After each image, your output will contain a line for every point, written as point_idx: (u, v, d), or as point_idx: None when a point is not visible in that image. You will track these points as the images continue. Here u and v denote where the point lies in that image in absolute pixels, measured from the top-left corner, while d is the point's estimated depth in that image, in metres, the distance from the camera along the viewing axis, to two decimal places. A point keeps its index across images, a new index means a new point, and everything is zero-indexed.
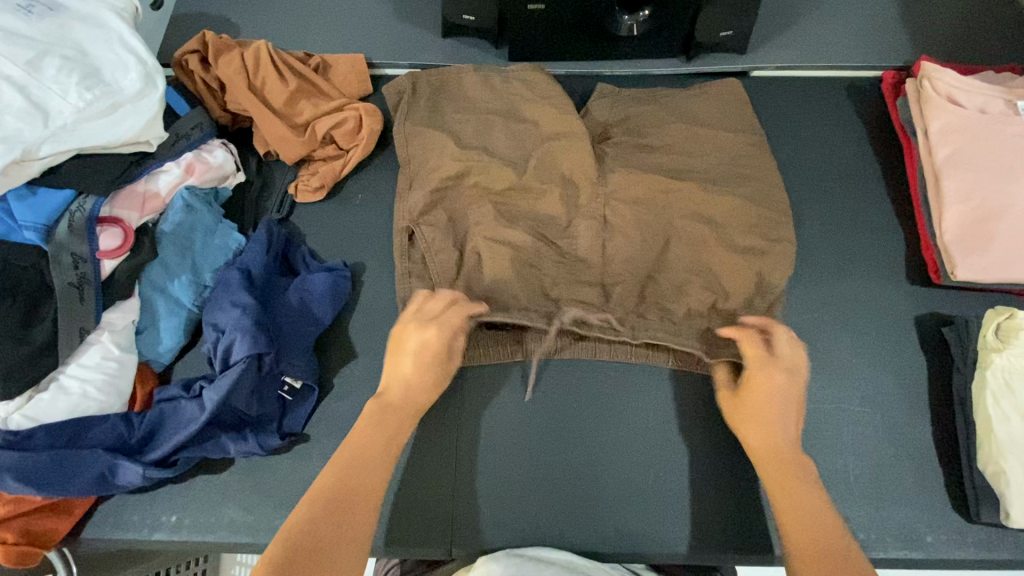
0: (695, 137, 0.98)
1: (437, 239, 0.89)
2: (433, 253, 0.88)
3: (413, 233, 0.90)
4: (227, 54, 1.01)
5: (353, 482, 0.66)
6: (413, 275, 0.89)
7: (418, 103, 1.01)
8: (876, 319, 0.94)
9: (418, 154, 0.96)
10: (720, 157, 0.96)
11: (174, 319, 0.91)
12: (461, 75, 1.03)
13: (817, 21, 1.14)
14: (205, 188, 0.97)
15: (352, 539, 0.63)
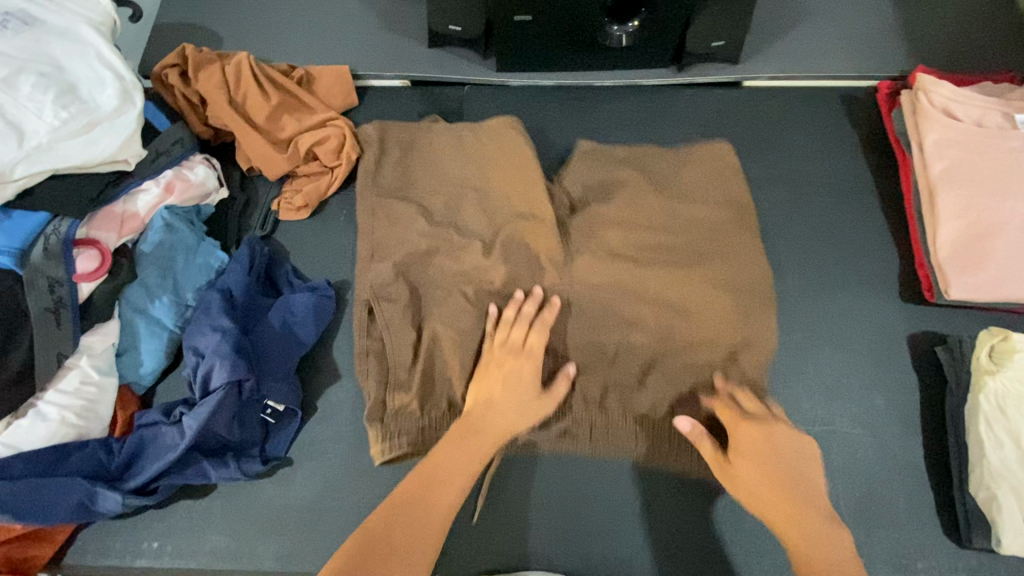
0: (671, 209, 0.95)
1: (397, 315, 0.87)
2: (393, 330, 0.87)
3: (373, 307, 0.88)
4: (207, 68, 0.99)
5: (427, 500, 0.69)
6: (371, 353, 0.87)
7: (385, 169, 0.98)
8: (869, 337, 0.93)
9: (386, 220, 0.94)
10: (697, 231, 0.92)
11: (155, 341, 0.90)
12: (432, 136, 1.01)
13: (812, 28, 1.12)
14: (186, 206, 0.96)
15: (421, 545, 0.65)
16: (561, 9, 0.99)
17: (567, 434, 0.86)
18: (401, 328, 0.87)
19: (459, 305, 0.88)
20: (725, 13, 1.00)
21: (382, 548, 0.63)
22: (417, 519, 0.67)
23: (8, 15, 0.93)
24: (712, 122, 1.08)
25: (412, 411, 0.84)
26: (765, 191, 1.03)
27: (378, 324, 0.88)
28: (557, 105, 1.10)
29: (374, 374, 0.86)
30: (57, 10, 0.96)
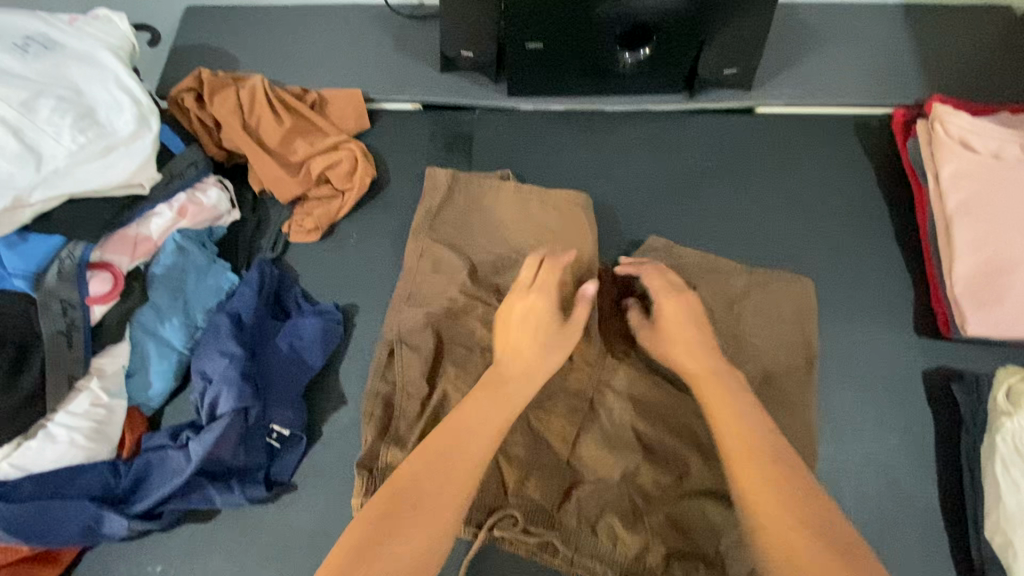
0: (728, 299, 0.93)
1: (415, 365, 0.87)
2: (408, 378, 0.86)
3: (396, 351, 0.88)
4: (223, 92, 1.01)
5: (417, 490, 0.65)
6: (381, 395, 0.86)
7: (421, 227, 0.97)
8: (882, 372, 0.91)
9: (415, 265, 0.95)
10: (726, 325, 0.91)
11: (164, 362, 0.90)
12: (465, 188, 1.00)
13: (825, 56, 1.11)
14: (198, 229, 0.97)
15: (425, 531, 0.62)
16: (571, 34, 0.98)
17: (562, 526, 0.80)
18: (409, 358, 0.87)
19: (465, 350, 0.89)
20: (738, 41, 0.99)
21: (392, 519, 0.62)
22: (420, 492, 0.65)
23: (29, 40, 0.95)
24: (723, 149, 1.08)
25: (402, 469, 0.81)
26: (775, 221, 1.02)
27: (395, 367, 0.88)
28: (568, 130, 1.11)
29: (379, 402, 0.86)
30: (77, 35, 0.98)
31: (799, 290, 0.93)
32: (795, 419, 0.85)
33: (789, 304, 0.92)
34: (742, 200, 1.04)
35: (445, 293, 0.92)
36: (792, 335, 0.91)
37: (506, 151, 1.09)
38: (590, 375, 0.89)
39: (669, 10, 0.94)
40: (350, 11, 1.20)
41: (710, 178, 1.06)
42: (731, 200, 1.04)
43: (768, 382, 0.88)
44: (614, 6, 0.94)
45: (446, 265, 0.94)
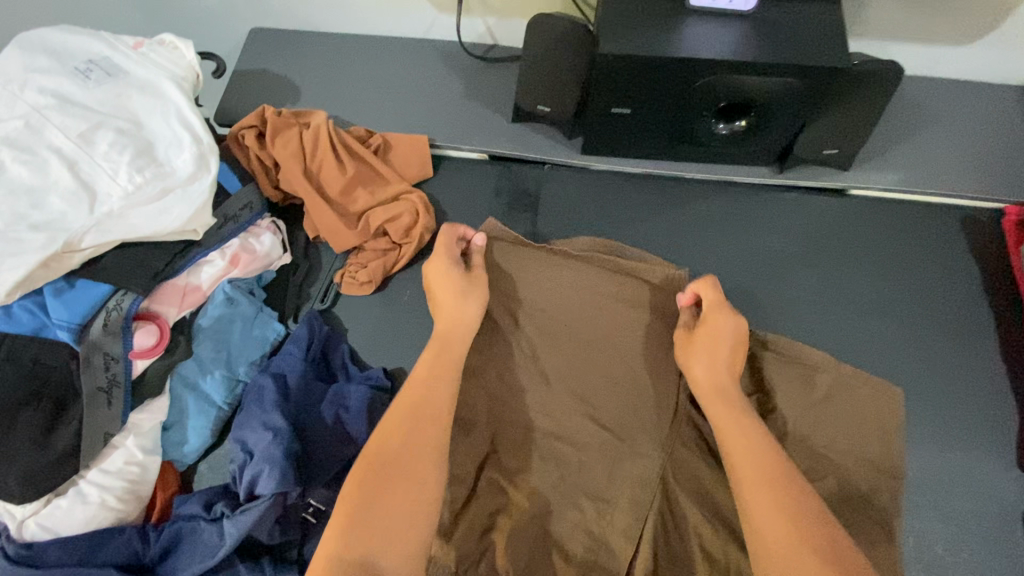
0: (813, 397, 0.84)
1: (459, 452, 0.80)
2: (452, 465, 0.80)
3: None
4: (285, 133, 0.96)
5: (387, 479, 0.60)
6: None
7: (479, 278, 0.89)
8: (976, 506, 0.82)
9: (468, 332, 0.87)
10: (802, 423, 0.83)
11: (202, 418, 0.86)
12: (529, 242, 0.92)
13: (933, 136, 1.02)
14: (248, 277, 0.92)
15: (412, 496, 0.60)
16: (662, 107, 0.89)
17: None
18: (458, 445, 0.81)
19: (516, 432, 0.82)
20: (842, 120, 0.90)
21: (369, 497, 0.59)
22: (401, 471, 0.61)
23: (91, 64, 0.91)
24: (813, 233, 0.99)
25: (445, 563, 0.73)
26: (866, 321, 0.93)
27: None
28: (643, 196, 1.03)
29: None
30: (141, 61, 0.93)
31: (890, 400, 0.82)
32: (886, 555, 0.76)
33: (881, 414, 0.82)
34: (830, 292, 0.95)
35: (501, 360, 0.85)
36: (881, 454, 0.81)
37: (575, 213, 1.02)
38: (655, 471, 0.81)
39: (782, 87, 0.83)
40: (421, 46, 1.14)
41: (797, 264, 0.97)
42: (817, 292, 0.95)
43: (856, 507, 0.79)
44: (721, 82, 0.83)
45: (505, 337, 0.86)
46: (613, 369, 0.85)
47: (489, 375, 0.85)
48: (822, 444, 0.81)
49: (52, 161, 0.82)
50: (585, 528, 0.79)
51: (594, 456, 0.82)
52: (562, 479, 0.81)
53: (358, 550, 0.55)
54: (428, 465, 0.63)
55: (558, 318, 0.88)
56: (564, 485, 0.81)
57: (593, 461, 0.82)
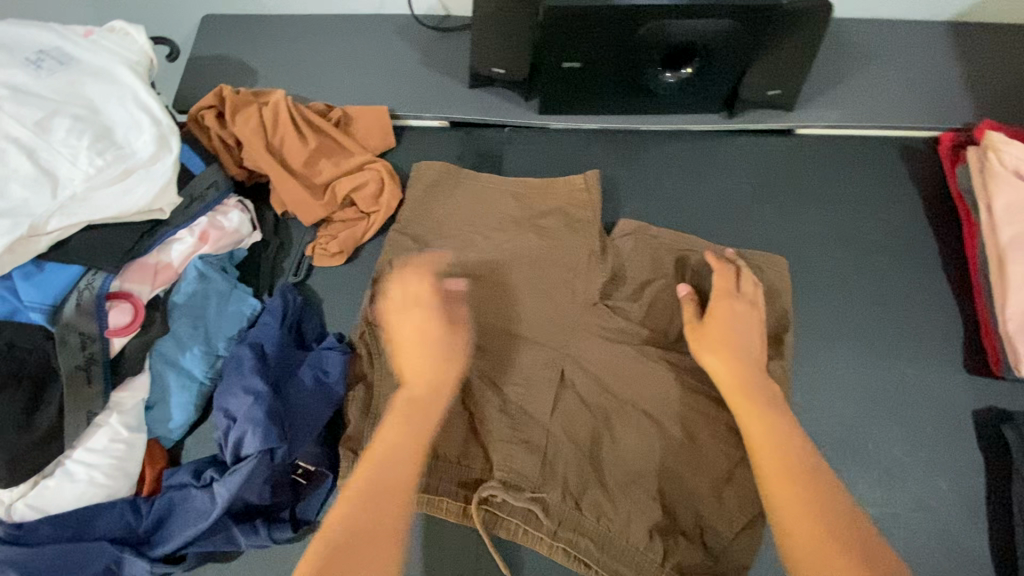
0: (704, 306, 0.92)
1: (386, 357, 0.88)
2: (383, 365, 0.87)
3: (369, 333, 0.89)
4: (244, 110, 0.97)
5: (364, 515, 0.63)
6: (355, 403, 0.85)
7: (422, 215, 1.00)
8: (928, 411, 0.88)
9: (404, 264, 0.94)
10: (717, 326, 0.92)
11: (185, 393, 0.87)
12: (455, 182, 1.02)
13: (871, 73, 1.07)
14: (219, 254, 0.94)
15: (385, 528, 0.63)
16: (609, 59, 0.93)
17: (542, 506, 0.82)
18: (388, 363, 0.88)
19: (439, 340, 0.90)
20: (782, 60, 0.94)
21: (347, 544, 0.61)
22: (379, 501, 0.65)
23: (42, 54, 0.91)
24: (765, 174, 1.04)
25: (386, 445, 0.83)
26: (818, 249, 0.98)
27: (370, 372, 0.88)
28: (600, 151, 1.06)
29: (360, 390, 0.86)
30: (92, 49, 0.93)
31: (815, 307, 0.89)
32: None
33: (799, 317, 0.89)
34: (784, 227, 1.00)
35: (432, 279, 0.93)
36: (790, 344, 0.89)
37: (535, 171, 1.05)
38: (584, 414, 0.88)
39: (719, 31, 0.87)
40: (374, 21, 1.16)
41: (752, 203, 1.02)
42: (772, 227, 1.00)
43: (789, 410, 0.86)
44: (660, 29, 0.87)
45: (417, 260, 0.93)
46: (529, 290, 0.95)
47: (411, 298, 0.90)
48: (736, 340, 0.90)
49: (9, 150, 0.82)
50: (512, 424, 0.87)
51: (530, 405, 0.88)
52: (483, 424, 0.87)
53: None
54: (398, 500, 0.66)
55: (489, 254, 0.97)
56: (491, 390, 0.89)
57: (505, 404, 0.88)
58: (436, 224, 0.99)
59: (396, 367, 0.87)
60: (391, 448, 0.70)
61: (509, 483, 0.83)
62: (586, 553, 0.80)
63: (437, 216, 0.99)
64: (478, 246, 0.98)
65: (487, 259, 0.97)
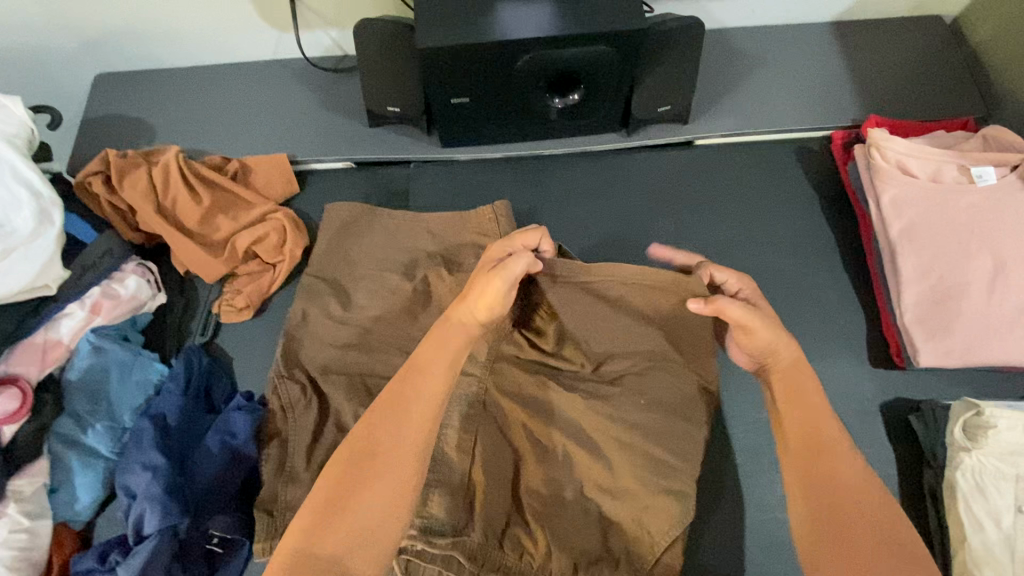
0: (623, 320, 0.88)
1: (300, 408, 0.86)
2: (297, 419, 0.86)
3: (280, 388, 0.88)
4: (133, 173, 0.95)
5: (353, 491, 0.58)
6: (272, 460, 0.84)
7: (328, 255, 0.97)
8: (841, 407, 0.89)
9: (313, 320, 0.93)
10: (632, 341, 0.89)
11: (90, 472, 0.84)
12: (365, 217, 0.99)
13: (762, 80, 1.10)
14: (118, 323, 0.91)
15: (380, 499, 0.58)
16: (495, 90, 0.94)
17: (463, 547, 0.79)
18: (301, 419, 0.86)
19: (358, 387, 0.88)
20: (666, 76, 0.97)
21: (328, 515, 0.57)
22: (365, 472, 0.59)
23: None
24: (669, 187, 1.05)
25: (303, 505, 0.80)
26: (725, 258, 1.00)
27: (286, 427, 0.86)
28: (506, 178, 1.06)
29: (276, 447, 0.85)
30: None
31: None
32: (693, 460, 0.83)
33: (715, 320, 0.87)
34: (691, 238, 1.01)
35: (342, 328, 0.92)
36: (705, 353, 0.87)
37: (441, 205, 1.04)
38: (502, 450, 0.86)
39: (595, 55, 0.89)
40: (271, 67, 1.15)
41: (658, 217, 1.03)
42: (678, 240, 1.01)
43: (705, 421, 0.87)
44: (539, 58, 0.89)
45: (326, 320, 0.92)
46: None
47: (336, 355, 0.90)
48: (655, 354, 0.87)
49: None
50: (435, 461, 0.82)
51: (448, 444, 0.83)
52: None
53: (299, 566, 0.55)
54: (403, 461, 0.60)
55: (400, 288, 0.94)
56: None
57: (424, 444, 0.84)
58: (348, 265, 0.97)
59: (308, 419, 0.85)
60: (410, 393, 0.63)
61: (429, 528, 0.79)
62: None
63: (349, 257, 0.97)
64: (390, 284, 0.94)
65: (401, 294, 0.94)
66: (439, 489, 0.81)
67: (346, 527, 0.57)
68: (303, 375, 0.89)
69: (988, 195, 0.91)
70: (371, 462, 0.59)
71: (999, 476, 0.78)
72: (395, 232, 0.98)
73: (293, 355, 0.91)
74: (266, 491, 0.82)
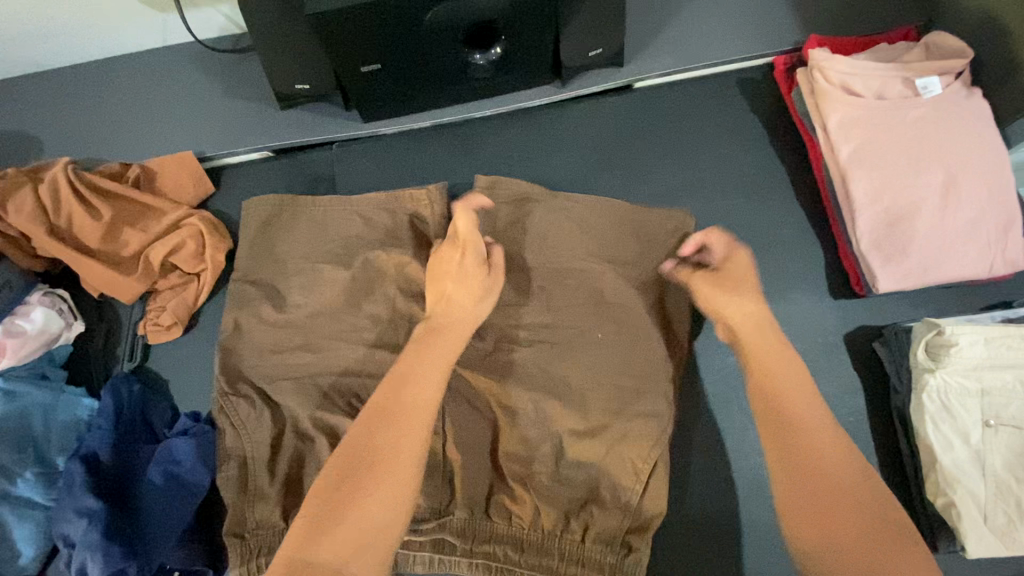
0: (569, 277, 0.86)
1: (252, 418, 0.81)
2: (250, 432, 0.80)
3: (226, 404, 0.82)
4: (15, 193, 0.85)
5: (353, 485, 0.57)
6: (231, 477, 0.79)
7: (257, 253, 0.89)
8: (805, 344, 0.88)
9: (248, 327, 0.86)
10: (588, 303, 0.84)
11: (28, 523, 0.78)
12: (292, 207, 0.92)
13: (696, 11, 1.03)
14: (30, 360, 0.83)
15: (380, 498, 0.57)
16: (408, 52, 0.86)
17: (450, 527, 0.79)
18: (256, 432, 0.80)
19: (307, 391, 0.82)
20: (593, 18, 0.89)
21: (330, 508, 0.56)
22: (367, 461, 0.59)
23: None
24: (611, 138, 0.99)
25: (275, 522, 0.77)
26: (676, 205, 0.95)
27: (240, 437, 0.80)
28: (439, 147, 0.99)
29: (233, 465, 0.79)
30: None
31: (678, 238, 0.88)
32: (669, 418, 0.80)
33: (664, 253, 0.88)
34: (640, 189, 0.96)
35: (281, 330, 0.86)
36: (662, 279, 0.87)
37: (371, 187, 0.97)
38: (469, 436, 0.82)
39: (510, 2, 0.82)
40: (163, 55, 1.03)
41: (603, 171, 0.97)
42: (627, 193, 0.96)
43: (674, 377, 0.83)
44: (448, 11, 0.81)
45: (264, 327, 0.86)
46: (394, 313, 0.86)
47: (276, 362, 0.84)
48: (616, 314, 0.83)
49: None
50: None
51: None
52: None
53: (302, 563, 0.53)
54: (406, 456, 0.60)
55: (337, 278, 0.87)
56: None
57: None
58: (279, 262, 0.89)
59: (264, 430, 0.80)
60: (407, 379, 0.65)
61: (412, 517, 0.79)
62: (509, 558, 0.78)
63: (279, 255, 0.89)
64: (324, 278, 0.87)
65: (338, 288, 0.87)
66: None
67: (346, 524, 0.55)
68: (250, 388, 0.83)
69: (934, 106, 0.88)
70: (373, 462, 0.59)
71: (964, 393, 0.77)
72: (327, 222, 0.90)
73: (232, 369, 0.84)
74: (230, 517, 0.77)
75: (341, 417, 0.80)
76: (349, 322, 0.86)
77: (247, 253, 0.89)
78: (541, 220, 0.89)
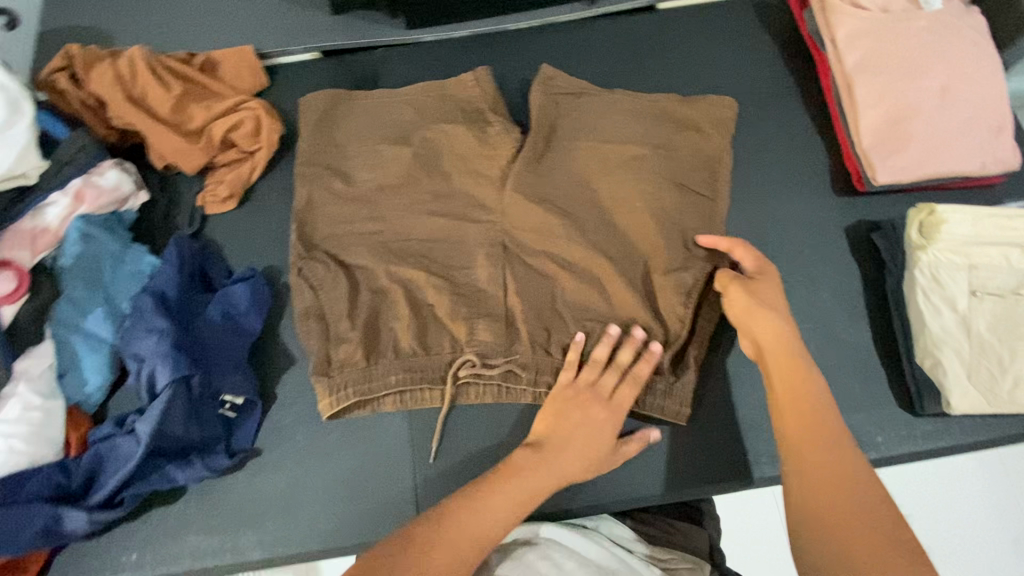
0: (594, 160, 0.93)
1: (326, 273, 0.88)
2: (327, 287, 0.87)
3: (304, 265, 0.89)
4: (98, 67, 0.95)
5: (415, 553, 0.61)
6: (311, 315, 0.86)
7: (323, 134, 0.97)
8: (808, 234, 0.95)
9: (299, 195, 0.94)
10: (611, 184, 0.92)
11: (96, 354, 0.86)
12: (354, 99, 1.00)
13: None
14: (103, 214, 0.92)
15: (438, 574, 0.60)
16: None
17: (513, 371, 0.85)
18: (331, 288, 0.87)
19: (356, 250, 0.90)
20: None
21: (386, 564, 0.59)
22: (438, 538, 0.62)
23: None
24: (634, 51, 1.07)
25: (357, 361, 0.84)
26: None
27: (315, 286, 0.88)
28: (475, 54, 1.08)
29: (312, 317, 0.86)
30: None
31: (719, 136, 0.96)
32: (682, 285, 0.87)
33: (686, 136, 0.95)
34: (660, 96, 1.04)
35: (330, 197, 0.93)
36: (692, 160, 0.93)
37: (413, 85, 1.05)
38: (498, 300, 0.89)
39: None
40: None
41: (625, 79, 1.05)
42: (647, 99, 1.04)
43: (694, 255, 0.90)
44: None
45: (321, 199, 0.94)
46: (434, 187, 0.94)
47: (324, 225, 0.92)
48: (638, 194, 0.90)
49: None
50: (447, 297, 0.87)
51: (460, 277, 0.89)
52: (434, 314, 0.87)
53: None
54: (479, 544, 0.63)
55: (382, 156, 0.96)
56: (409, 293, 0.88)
57: (446, 289, 0.88)
58: (339, 147, 0.97)
59: (321, 273, 0.87)
60: (504, 486, 0.68)
61: (483, 354, 0.85)
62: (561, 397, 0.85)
63: (340, 141, 0.97)
64: (369, 155, 0.95)
65: (383, 166, 0.95)
66: (485, 319, 0.86)
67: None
68: (325, 254, 0.89)
69: (935, 19, 0.95)
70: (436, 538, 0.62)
71: (953, 268, 0.84)
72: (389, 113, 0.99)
73: (307, 239, 0.91)
74: (317, 359, 0.84)
75: (408, 269, 0.88)
76: (394, 192, 0.93)
77: (312, 133, 0.97)
78: (569, 114, 0.97)
